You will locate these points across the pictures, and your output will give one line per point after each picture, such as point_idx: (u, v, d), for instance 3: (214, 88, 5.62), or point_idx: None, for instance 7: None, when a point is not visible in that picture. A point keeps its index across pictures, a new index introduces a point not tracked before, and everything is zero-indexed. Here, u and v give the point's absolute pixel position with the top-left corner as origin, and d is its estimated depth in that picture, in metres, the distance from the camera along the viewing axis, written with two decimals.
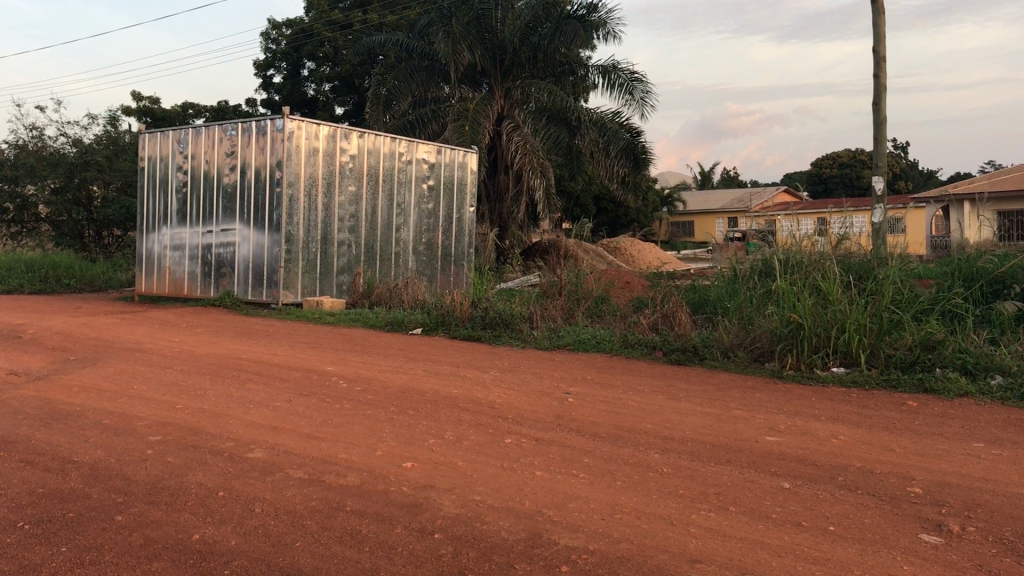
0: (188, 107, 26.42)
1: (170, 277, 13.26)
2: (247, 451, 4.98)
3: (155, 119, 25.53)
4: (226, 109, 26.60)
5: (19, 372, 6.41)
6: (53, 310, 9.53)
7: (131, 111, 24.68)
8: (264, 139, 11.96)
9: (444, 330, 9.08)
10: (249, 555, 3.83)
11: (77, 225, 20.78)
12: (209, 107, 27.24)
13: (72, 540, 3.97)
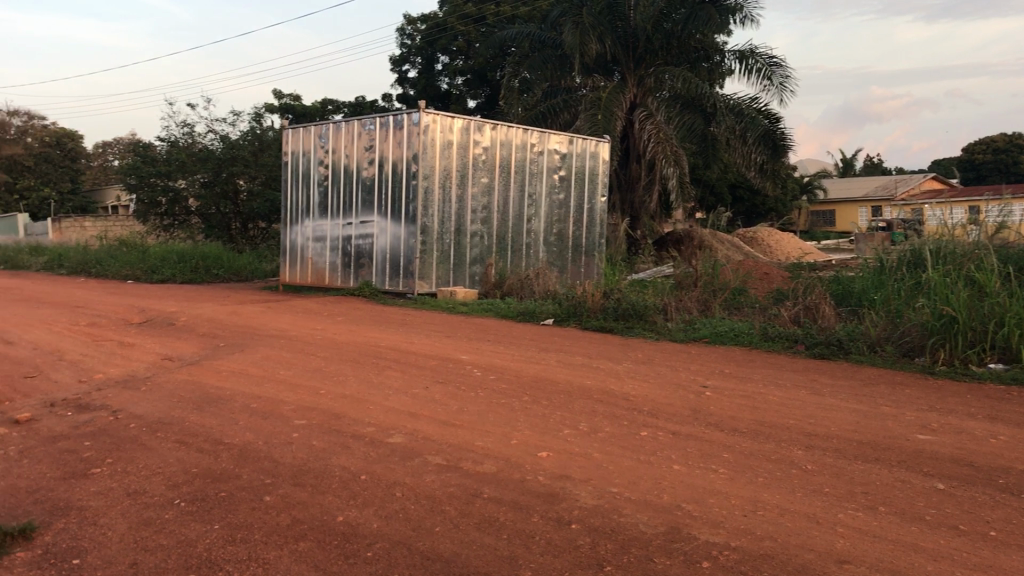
0: (328, 103, 27.25)
1: (312, 267, 13.74)
2: (387, 436, 5.08)
3: (296, 115, 26.51)
4: (365, 104, 27.33)
5: (173, 358, 6.74)
6: (205, 299, 10.01)
7: (274, 109, 25.64)
8: (401, 133, 12.17)
9: (576, 320, 9.05)
10: (391, 538, 3.93)
11: (225, 217, 21.80)
12: (347, 103, 28.05)
13: (224, 519, 4.19)
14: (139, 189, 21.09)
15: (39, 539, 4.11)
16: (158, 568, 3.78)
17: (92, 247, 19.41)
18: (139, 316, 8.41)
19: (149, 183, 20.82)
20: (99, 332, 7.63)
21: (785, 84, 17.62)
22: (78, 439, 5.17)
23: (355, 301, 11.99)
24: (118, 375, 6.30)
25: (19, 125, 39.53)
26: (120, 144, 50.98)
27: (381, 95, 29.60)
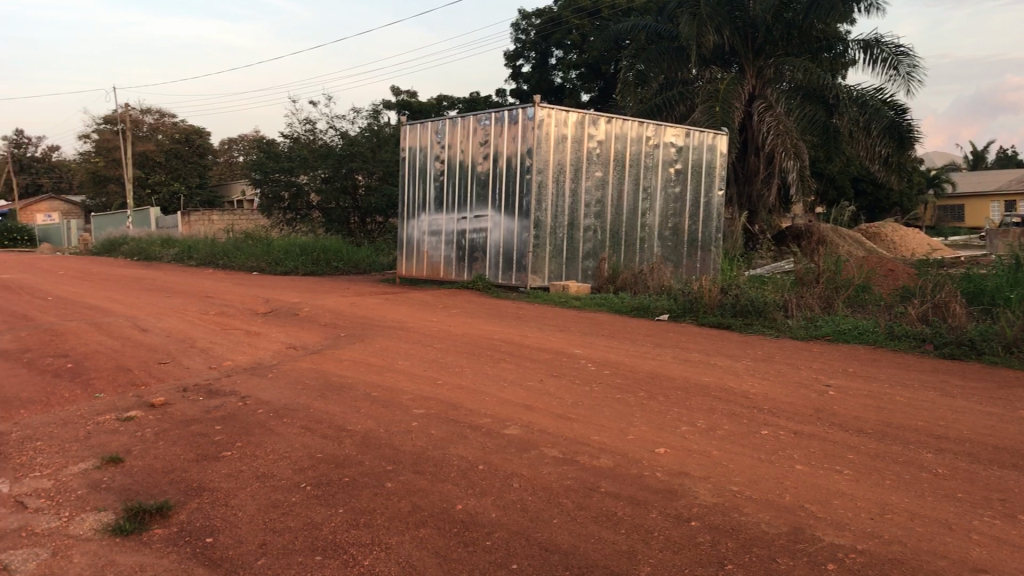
0: (443, 99, 27.52)
1: (428, 261, 14.00)
2: (504, 427, 5.13)
3: (412, 111, 27.01)
4: (479, 100, 27.56)
5: (296, 347, 6.97)
6: (326, 290, 10.31)
7: (391, 105, 26.19)
8: (515, 128, 12.25)
9: (692, 316, 8.95)
10: (510, 528, 3.96)
11: (344, 212, 22.24)
12: (462, 98, 28.35)
13: (348, 503, 4.31)
14: (264, 185, 21.90)
15: (175, 517, 4.32)
16: (286, 549, 3.92)
17: (220, 240, 20.20)
18: (264, 306, 8.72)
19: (273, 178, 21.76)
20: (227, 321, 7.95)
21: (913, 74, 16.93)
22: (210, 423, 5.41)
23: (470, 294, 12.16)
24: (245, 363, 6.56)
25: (151, 122, 41.11)
26: (244, 140, 52.96)
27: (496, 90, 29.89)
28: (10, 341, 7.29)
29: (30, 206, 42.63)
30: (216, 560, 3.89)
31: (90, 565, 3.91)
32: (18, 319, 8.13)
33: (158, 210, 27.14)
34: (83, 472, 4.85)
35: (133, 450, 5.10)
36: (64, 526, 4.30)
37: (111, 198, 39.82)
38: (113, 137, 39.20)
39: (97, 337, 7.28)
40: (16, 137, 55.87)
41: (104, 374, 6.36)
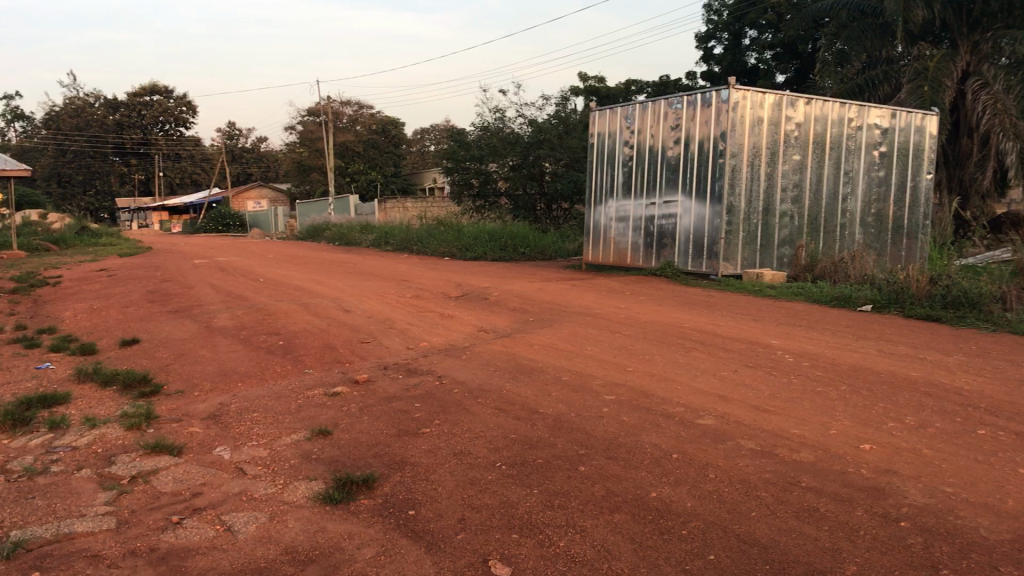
0: (632, 83, 27.31)
1: (616, 247, 13.99)
2: (698, 417, 5.06)
3: (600, 97, 26.99)
4: (669, 83, 27.10)
5: (488, 330, 7.14)
6: (516, 275, 10.48)
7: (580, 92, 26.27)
8: (708, 111, 12.01)
9: (897, 308, 8.51)
10: (706, 519, 3.90)
11: (531, 200, 22.16)
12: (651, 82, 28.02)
13: (543, 484, 4.38)
14: (456, 172, 22.64)
15: (379, 489, 4.52)
16: (485, 526, 4.02)
17: (414, 226, 20.78)
18: (456, 290, 8.98)
19: (464, 166, 22.36)
20: (422, 304, 8.24)
21: None
22: (410, 400, 5.63)
23: (658, 282, 12.07)
24: (440, 344, 6.77)
25: (349, 114, 42.31)
26: (435, 129, 54.54)
27: (686, 73, 29.45)
28: (228, 318, 7.87)
29: (241, 194, 45.54)
30: (418, 532, 4.04)
31: (303, 530, 4.16)
32: (235, 299, 8.75)
33: (356, 199, 28.31)
34: (296, 442, 5.17)
35: (339, 423, 5.38)
36: (280, 493, 4.60)
37: (314, 186, 41.88)
38: (316, 128, 41.14)
39: (304, 317, 7.73)
40: (231, 131, 60.09)
41: (312, 352, 6.75)
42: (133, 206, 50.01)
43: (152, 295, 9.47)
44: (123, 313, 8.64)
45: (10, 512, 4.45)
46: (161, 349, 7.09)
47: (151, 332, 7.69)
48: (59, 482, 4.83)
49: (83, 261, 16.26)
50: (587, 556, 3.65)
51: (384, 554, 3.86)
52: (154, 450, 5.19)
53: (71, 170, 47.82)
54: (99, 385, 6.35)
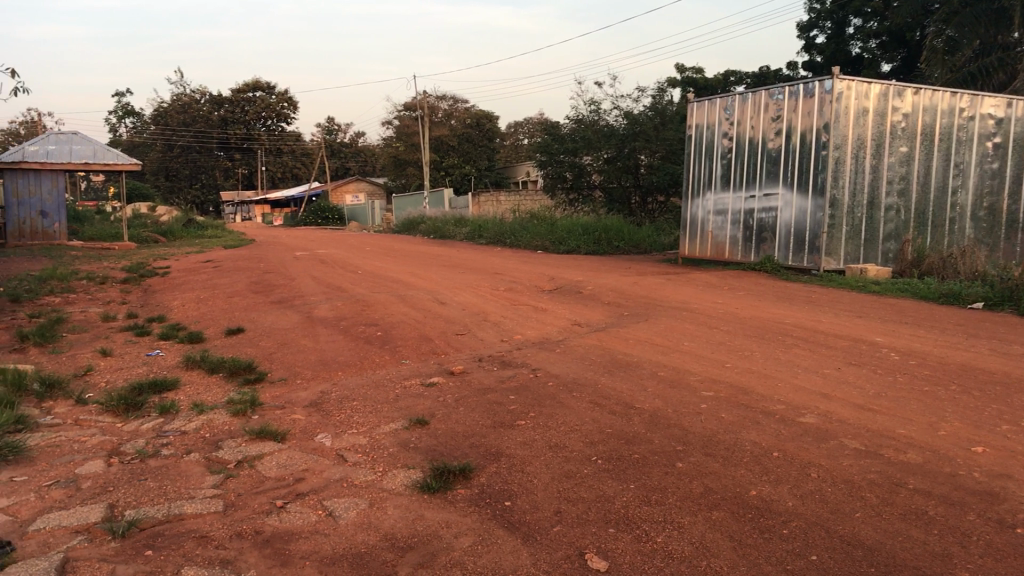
0: (731, 74, 26.84)
1: (714, 241, 13.78)
2: (799, 415, 4.95)
3: (698, 88, 26.57)
4: (769, 73, 26.47)
5: (582, 324, 7.12)
6: (610, 269, 10.43)
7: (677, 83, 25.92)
8: (811, 102, 11.72)
9: (1012, 306, 8.16)
10: (807, 519, 3.82)
11: (626, 191, 21.67)
12: (750, 74, 27.47)
13: (639, 479, 4.35)
14: (549, 165, 22.82)
15: (476, 479, 4.56)
16: (581, 519, 4.02)
17: (508, 219, 20.86)
18: (550, 284, 8.99)
19: (558, 159, 22.43)
20: (516, 297, 8.28)
21: None
22: (505, 393, 5.66)
23: (757, 277, 11.86)
24: (535, 337, 6.79)
25: (445, 109, 42.52)
26: (529, 122, 54.56)
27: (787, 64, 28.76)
28: (327, 309, 8.05)
29: (338, 187, 46.41)
30: (514, 523, 4.07)
31: (401, 517, 4.24)
32: (335, 290, 8.95)
33: (451, 192, 28.61)
34: (394, 431, 5.26)
35: (436, 413, 5.45)
36: (379, 480, 4.69)
37: (409, 180, 42.35)
38: (412, 123, 41.61)
39: (401, 308, 7.86)
40: (329, 126, 61.36)
41: (408, 343, 6.86)
42: (236, 199, 51.54)
43: (255, 285, 9.76)
44: (228, 303, 8.93)
45: (125, 492, 4.65)
46: (264, 339, 7.30)
47: (255, 321, 7.93)
48: (170, 464, 5.03)
49: (190, 253, 16.85)
50: (685, 552, 3.62)
51: (480, 544, 3.89)
52: (259, 435, 5.35)
53: (178, 165, 49.33)
54: (207, 372, 6.59)
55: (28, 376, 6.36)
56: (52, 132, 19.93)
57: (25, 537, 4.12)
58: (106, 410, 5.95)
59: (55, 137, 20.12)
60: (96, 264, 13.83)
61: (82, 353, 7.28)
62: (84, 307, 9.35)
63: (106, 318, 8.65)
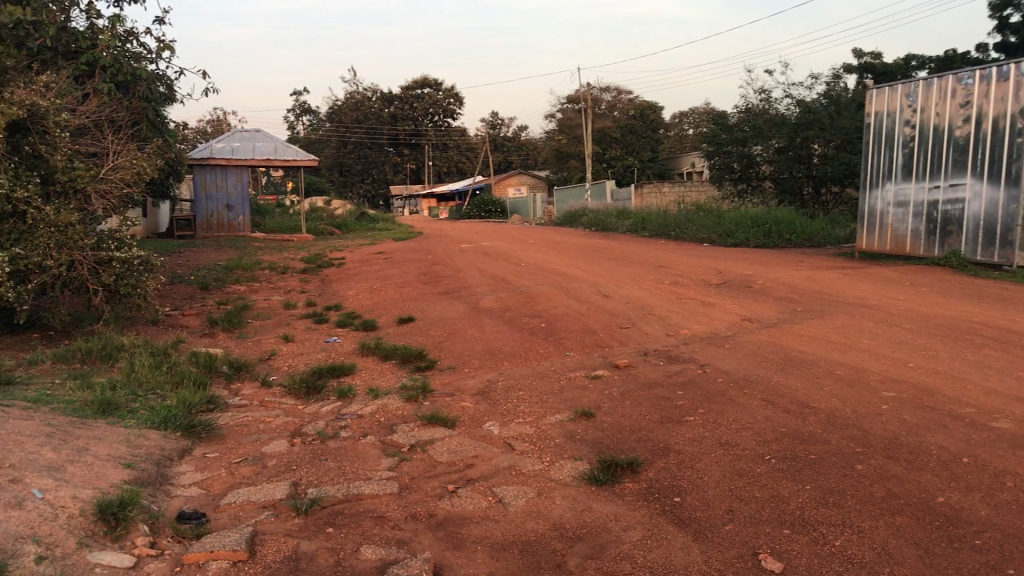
0: (913, 58, 25.44)
1: (894, 235, 13.12)
2: (992, 420, 4.64)
3: (877, 73, 25.30)
4: (955, 56, 24.87)
5: (752, 319, 6.95)
6: (782, 263, 10.11)
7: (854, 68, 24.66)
8: (1005, 86, 10.95)
9: None
10: (1003, 530, 3.57)
11: (797, 182, 20.62)
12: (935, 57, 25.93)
13: (816, 481, 4.19)
14: (716, 155, 22.30)
15: (645, 474, 4.52)
16: (754, 518, 3.92)
17: (672, 211, 20.56)
18: (717, 278, 8.80)
19: (726, 150, 21.88)
20: (683, 291, 8.16)
21: None
22: (673, 387, 5.59)
23: (941, 272, 11.23)
24: (703, 332, 6.68)
25: (607, 100, 42.25)
26: (694, 112, 53.52)
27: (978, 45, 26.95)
28: (493, 300, 8.18)
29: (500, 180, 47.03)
30: (684, 519, 4.01)
31: (570, 508, 4.25)
32: (499, 282, 9.09)
33: (613, 184, 28.53)
34: (561, 423, 5.29)
35: (602, 406, 5.44)
36: (547, 470, 4.72)
37: (571, 173, 42.36)
38: (575, 115, 41.55)
39: (565, 300, 7.88)
40: (493, 120, 62.30)
41: (574, 335, 6.88)
42: (403, 193, 53.21)
43: (423, 276, 10.03)
44: (398, 293, 9.23)
45: (307, 471, 4.88)
46: (433, 328, 7.50)
47: (424, 311, 8.16)
48: (348, 447, 5.24)
49: (362, 244, 17.51)
50: (866, 558, 3.46)
51: (651, 538, 3.85)
52: (430, 421, 5.50)
53: (350, 160, 51.48)
54: (380, 359, 6.84)
55: (218, 359, 6.79)
56: (237, 130, 21.08)
57: (218, 509, 4.40)
58: (288, 393, 6.27)
59: (240, 135, 21.26)
60: (278, 255, 14.60)
61: (265, 339, 7.71)
62: (266, 295, 9.89)
63: (287, 305, 9.11)
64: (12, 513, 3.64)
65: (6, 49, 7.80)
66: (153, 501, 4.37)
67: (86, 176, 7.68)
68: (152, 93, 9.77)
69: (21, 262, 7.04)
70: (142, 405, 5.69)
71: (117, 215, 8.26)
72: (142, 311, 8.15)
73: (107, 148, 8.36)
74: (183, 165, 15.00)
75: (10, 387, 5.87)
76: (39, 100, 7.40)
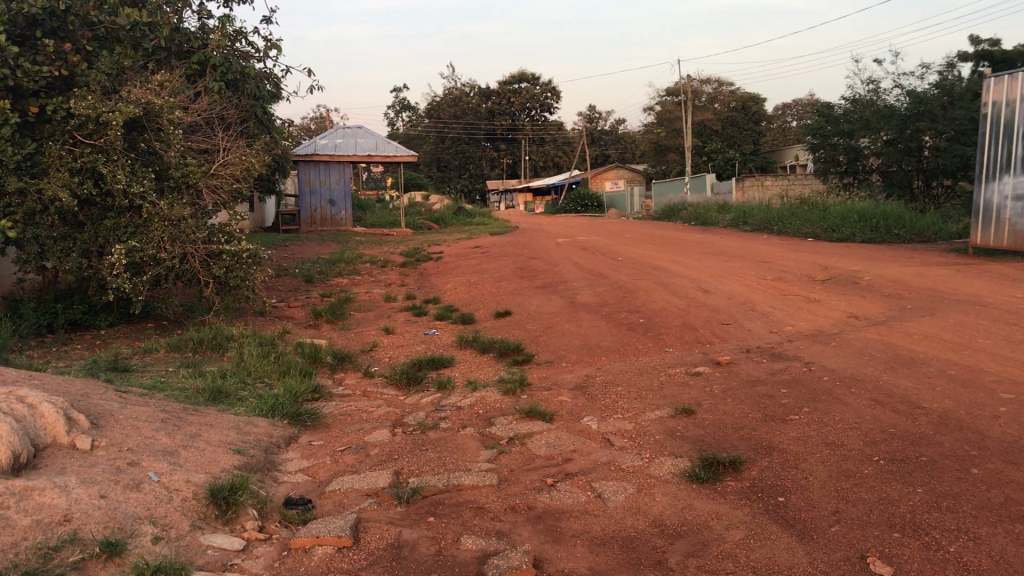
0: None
1: (1013, 230, 12.55)
2: None
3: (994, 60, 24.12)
4: None
5: (859, 316, 6.75)
6: (892, 259, 9.80)
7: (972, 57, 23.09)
8: None
9: None
10: None
11: (907, 175, 19.86)
12: None
13: (928, 484, 4.04)
14: (821, 148, 21.77)
15: (747, 472, 4.44)
16: (862, 521, 3.81)
17: (776, 205, 20.07)
18: (822, 273, 8.59)
19: (831, 142, 21.33)
20: (785, 287, 7.99)
21: None
22: (775, 385, 5.48)
23: None
24: (807, 329, 6.53)
25: (708, 92, 41.05)
26: (798, 104, 52.23)
27: None
28: (590, 295, 8.16)
29: (598, 174, 46.76)
30: (788, 520, 3.92)
31: (670, 505, 4.21)
32: (597, 276, 9.06)
33: (714, 176, 28.03)
34: (661, 419, 5.24)
35: (703, 403, 5.37)
36: (647, 466, 4.68)
37: (671, 167, 41.79)
38: (674, 108, 40.89)
39: (664, 296, 7.80)
40: (591, 114, 62.05)
41: (673, 330, 6.82)
42: (500, 188, 53.53)
43: (521, 271, 10.07)
44: (495, 287, 9.29)
45: (409, 461, 4.97)
46: (531, 322, 7.53)
47: (521, 305, 8.20)
48: (448, 437, 5.31)
49: (460, 239, 17.71)
50: (982, 565, 3.32)
51: (754, 538, 3.78)
52: (529, 415, 5.52)
53: (449, 156, 52.08)
54: (478, 352, 6.91)
55: (322, 349, 6.96)
56: (340, 126, 21.46)
57: (323, 496, 4.51)
58: (390, 383, 6.39)
59: (344, 131, 21.59)
60: (378, 249, 14.86)
61: (367, 331, 7.87)
62: (367, 288, 10.09)
63: (387, 298, 9.28)
64: (131, 494, 3.80)
65: (124, 50, 8.12)
66: (261, 487, 4.50)
67: (197, 172, 7.98)
68: (259, 90, 10.07)
69: (137, 254, 7.42)
70: (250, 393, 5.89)
71: (226, 209, 8.56)
72: (250, 303, 8.43)
73: (217, 144, 8.66)
74: (288, 162, 15.40)
75: (129, 374, 6.15)
76: (155, 99, 7.68)
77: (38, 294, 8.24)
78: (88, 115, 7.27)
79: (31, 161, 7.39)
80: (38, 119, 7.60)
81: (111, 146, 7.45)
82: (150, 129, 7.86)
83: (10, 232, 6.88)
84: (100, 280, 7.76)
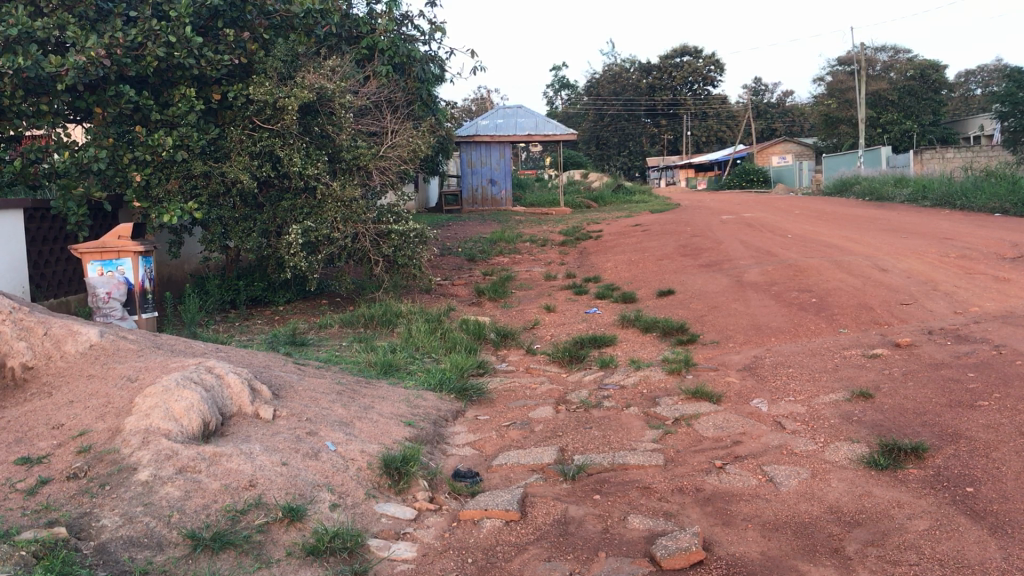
0: None
1: None
2: None
3: None
4: None
5: None
6: None
7: None
8: None
9: None
10: None
11: None
12: None
13: None
14: (1012, 116, 20.16)
15: (931, 460, 4.20)
16: None
17: (959, 178, 18.82)
18: (1013, 251, 8.00)
19: None
20: (970, 266, 7.50)
21: None
22: (961, 369, 5.16)
23: None
24: (995, 311, 6.11)
25: (884, 60, 38.62)
26: (985, 70, 48.87)
27: None
28: (757, 274, 7.92)
29: (761, 150, 45.32)
30: (979, 512, 3.67)
31: (847, 492, 4.03)
32: (764, 254, 8.78)
33: (889, 149, 26.65)
34: (836, 403, 5.03)
35: (882, 387, 5.12)
36: (822, 451, 4.50)
37: (842, 139, 39.82)
38: (847, 78, 39.00)
39: (837, 274, 7.48)
40: (755, 88, 60.05)
41: (847, 311, 6.53)
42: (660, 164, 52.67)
43: (684, 249, 9.89)
44: (658, 265, 9.17)
45: (573, 438, 4.98)
46: (695, 301, 7.39)
47: (684, 284, 8.06)
48: (613, 416, 5.28)
49: (620, 216, 17.57)
50: None
51: (940, 529, 3.57)
52: (695, 395, 5.43)
53: (608, 132, 51.62)
54: (641, 331, 6.85)
55: (486, 326, 7.06)
56: (501, 107, 21.85)
57: (491, 470, 4.58)
58: (553, 361, 6.42)
59: (504, 112, 22.00)
60: (538, 228, 14.93)
61: (529, 309, 7.93)
62: (528, 267, 10.18)
63: (548, 277, 9.32)
64: (309, 461, 3.97)
65: (299, 38, 8.45)
66: (431, 458, 4.62)
67: (367, 154, 8.27)
68: (425, 73, 10.27)
69: (312, 234, 7.79)
70: (419, 367, 6.07)
71: (395, 189, 8.84)
72: (417, 280, 8.67)
73: (386, 127, 8.93)
74: (451, 142, 15.70)
75: (306, 347, 6.44)
76: (327, 84, 7.98)
77: (224, 273, 8.78)
78: (266, 101, 7.64)
79: (215, 146, 7.82)
80: (221, 106, 8.05)
81: (287, 130, 7.84)
82: (323, 112, 8.20)
83: (197, 213, 7.34)
84: (278, 260, 8.18)
